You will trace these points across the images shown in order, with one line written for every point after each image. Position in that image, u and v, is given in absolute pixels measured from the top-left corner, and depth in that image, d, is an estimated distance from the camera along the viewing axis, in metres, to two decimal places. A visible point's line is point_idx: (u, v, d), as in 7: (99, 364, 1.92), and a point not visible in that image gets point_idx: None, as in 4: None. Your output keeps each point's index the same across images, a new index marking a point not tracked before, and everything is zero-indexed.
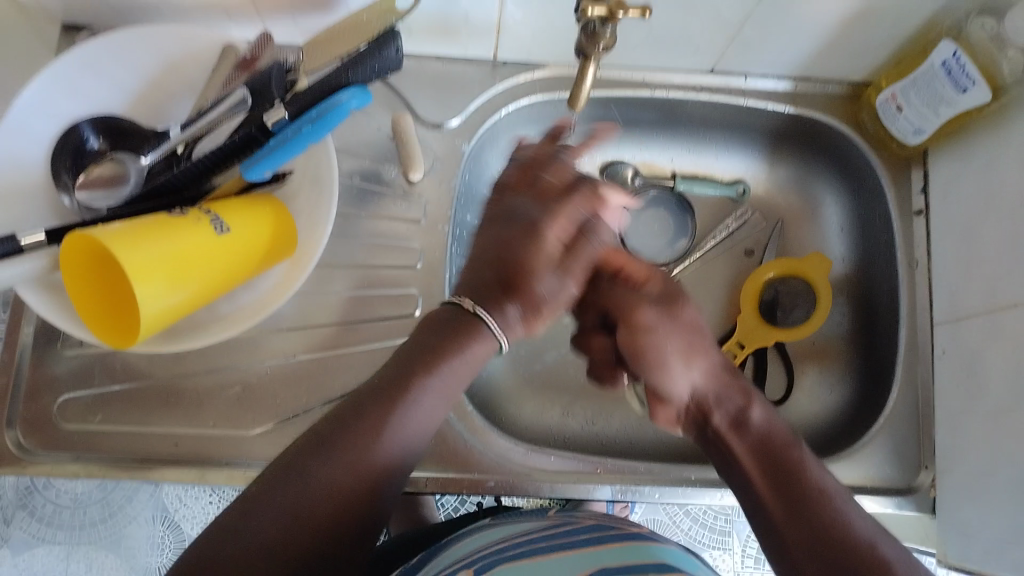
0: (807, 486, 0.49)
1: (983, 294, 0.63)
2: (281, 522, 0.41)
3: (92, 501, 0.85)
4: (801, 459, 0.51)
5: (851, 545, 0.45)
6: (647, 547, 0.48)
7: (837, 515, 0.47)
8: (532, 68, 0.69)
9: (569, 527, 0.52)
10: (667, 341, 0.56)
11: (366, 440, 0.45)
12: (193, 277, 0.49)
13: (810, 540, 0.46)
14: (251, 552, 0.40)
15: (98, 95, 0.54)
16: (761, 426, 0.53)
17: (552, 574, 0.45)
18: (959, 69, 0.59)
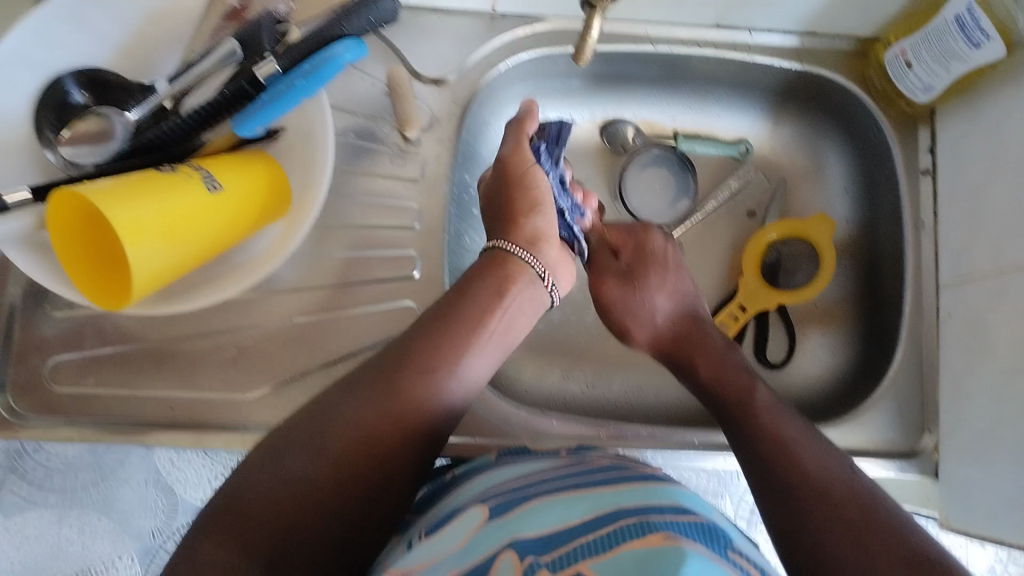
0: (761, 429, 0.53)
1: (990, 257, 0.62)
2: (320, 463, 0.45)
3: (85, 465, 0.66)
4: (757, 410, 0.55)
5: (795, 478, 0.49)
6: (666, 488, 0.46)
7: (788, 454, 0.51)
8: (531, 21, 0.67)
9: (580, 468, 0.51)
10: (630, 307, 0.65)
11: (413, 392, 0.49)
12: (186, 237, 0.48)
13: (756, 471, 0.51)
14: (284, 487, 0.43)
15: (82, 46, 0.52)
16: (724, 376, 0.59)
17: (555, 511, 0.43)
18: (973, 24, 0.58)
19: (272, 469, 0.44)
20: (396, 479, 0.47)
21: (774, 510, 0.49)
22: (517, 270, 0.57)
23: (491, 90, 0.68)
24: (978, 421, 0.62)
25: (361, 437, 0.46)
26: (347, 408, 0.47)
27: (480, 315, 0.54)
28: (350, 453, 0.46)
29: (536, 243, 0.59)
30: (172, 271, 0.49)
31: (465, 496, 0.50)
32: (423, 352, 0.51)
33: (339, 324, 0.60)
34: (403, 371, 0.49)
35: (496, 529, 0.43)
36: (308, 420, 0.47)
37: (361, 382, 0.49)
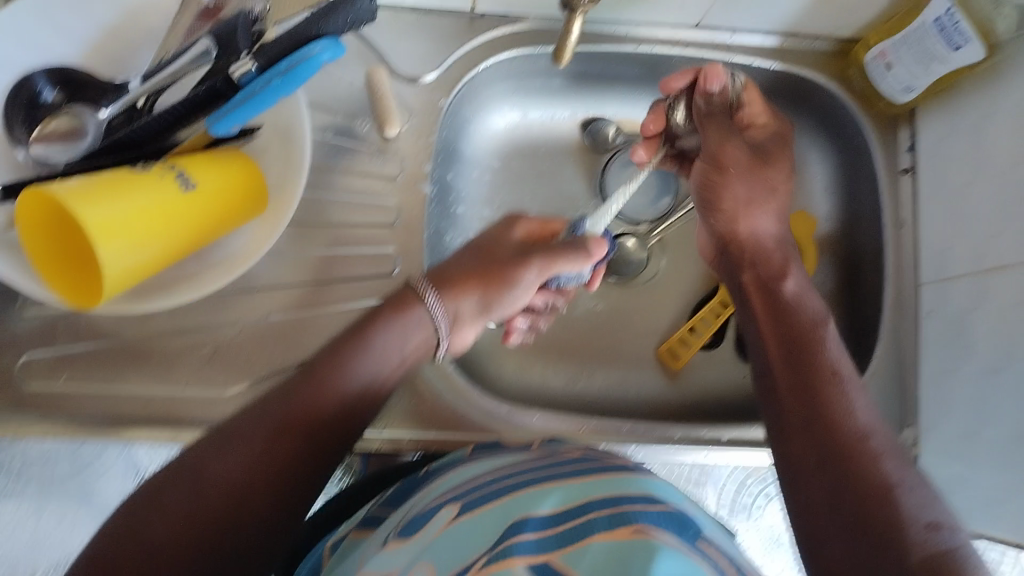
0: (818, 359, 0.53)
1: (971, 256, 0.62)
2: (175, 527, 0.41)
3: (63, 457, 0.65)
4: (824, 339, 0.54)
5: (840, 434, 0.48)
6: (633, 478, 0.46)
7: (838, 397, 0.51)
8: (510, 21, 0.67)
9: (550, 460, 0.51)
10: (734, 189, 0.62)
11: (285, 420, 0.46)
12: (160, 235, 0.48)
13: (790, 415, 0.51)
14: (135, 557, 0.40)
15: (51, 42, 0.51)
16: (789, 297, 0.57)
17: (536, 502, 0.44)
18: (952, 27, 0.58)
19: (141, 529, 0.41)
20: (265, 512, 0.44)
21: (802, 447, 0.50)
22: (422, 316, 0.54)
23: (470, 87, 0.68)
24: (956, 418, 0.62)
25: (221, 490, 0.43)
26: (221, 451, 0.44)
27: (382, 357, 0.52)
28: (202, 508, 0.42)
29: (455, 309, 0.56)
30: (149, 269, 0.48)
31: (433, 495, 0.50)
32: (317, 380, 0.48)
33: (318, 321, 0.60)
34: (288, 404, 0.47)
35: (478, 524, 0.43)
36: (177, 471, 0.44)
37: (233, 431, 0.45)
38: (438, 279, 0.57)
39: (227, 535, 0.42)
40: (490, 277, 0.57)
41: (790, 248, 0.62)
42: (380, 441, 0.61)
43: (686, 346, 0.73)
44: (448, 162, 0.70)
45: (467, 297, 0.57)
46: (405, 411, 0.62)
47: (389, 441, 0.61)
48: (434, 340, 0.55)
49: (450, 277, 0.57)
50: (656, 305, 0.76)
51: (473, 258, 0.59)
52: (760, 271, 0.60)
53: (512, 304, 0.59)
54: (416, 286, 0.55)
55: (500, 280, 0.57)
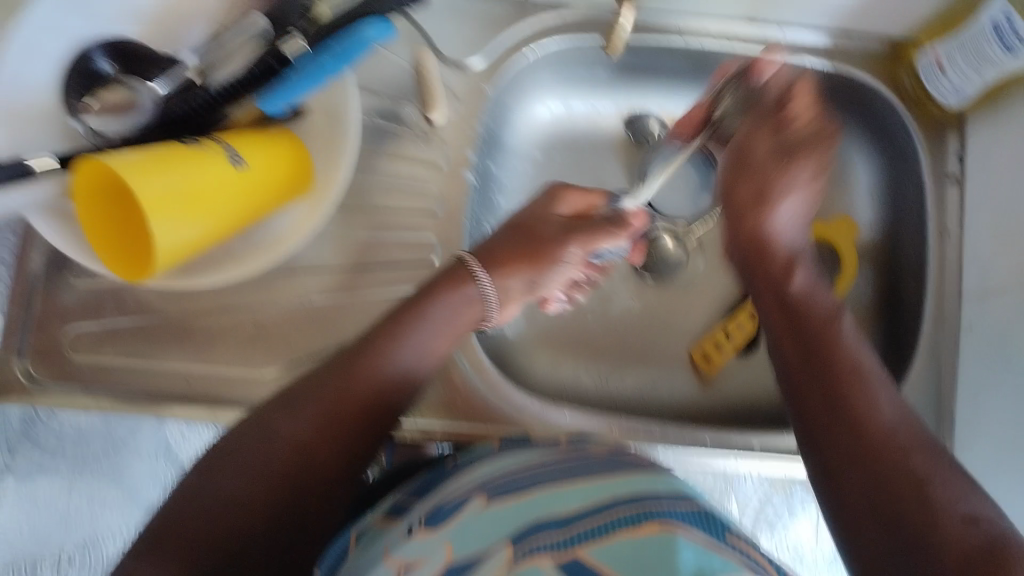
0: (836, 359, 0.49)
1: (1018, 266, 0.61)
2: (245, 481, 0.44)
3: (97, 434, 0.59)
4: (839, 335, 0.51)
5: (864, 430, 0.46)
6: (665, 477, 0.46)
7: (858, 391, 0.47)
8: (560, 8, 0.67)
9: (580, 454, 0.51)
10: (761, 179, 0.58)
11: (335, 386, 0.48)
12: (209, 212, 0.48)
13: (806, 401, 0.49)
14: (213, 510, 0.43)
15: (109, 15, 0.52)
16: (801, 291, 0.54)
17: (559, 498, 0.44)
18: (1009, 29, 0.57)
19: (207, 493, 0.43)
20: (330, 465, 0.47)
21: (813, 444, 0.47)
22: (471, 295, 0.55)
23: (517, 77, 0.68)
24: (996, 430, 0.61)
25: (290, 448, 0.46)
26: (278, 427, 0.46)
27: (433, 332, 0.53)
28: (273, 464, 0.45)
29: (503, 279, 0.57)
30: (196, 245, 0.49)
31: (468, 482, 0.50)
32: (370, 358, 0.50)
33: (359, 304, 0.60)
34: (344, 379, 0.48)
35: (501, 516, 0.44)
36: (248, 427, 0.46)
37: (295, 395, 0.48)
38: (486, 257, 0.57)
39: (297, 488, 0.46)
40: (536, 254, 0.59)
41: (804, 247, 0.58)
42: (413, 431, 0.62)
43: (720, 350, 0.73)
44: (492, 152, 0.70)
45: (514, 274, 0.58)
46: (439, 400, 0.63)
47: (422, 431, 0.62)
48: (483, 300, 0.56)
49: (503, 251, 0.58)
50: (693, 305, 0.76)
51: (516, 234, 0.60)
52: (771, 272, 0.56)
53: (559, 275, 0.61)
54: (465, 264, 0.56)
55: (544, 257, 0.59)
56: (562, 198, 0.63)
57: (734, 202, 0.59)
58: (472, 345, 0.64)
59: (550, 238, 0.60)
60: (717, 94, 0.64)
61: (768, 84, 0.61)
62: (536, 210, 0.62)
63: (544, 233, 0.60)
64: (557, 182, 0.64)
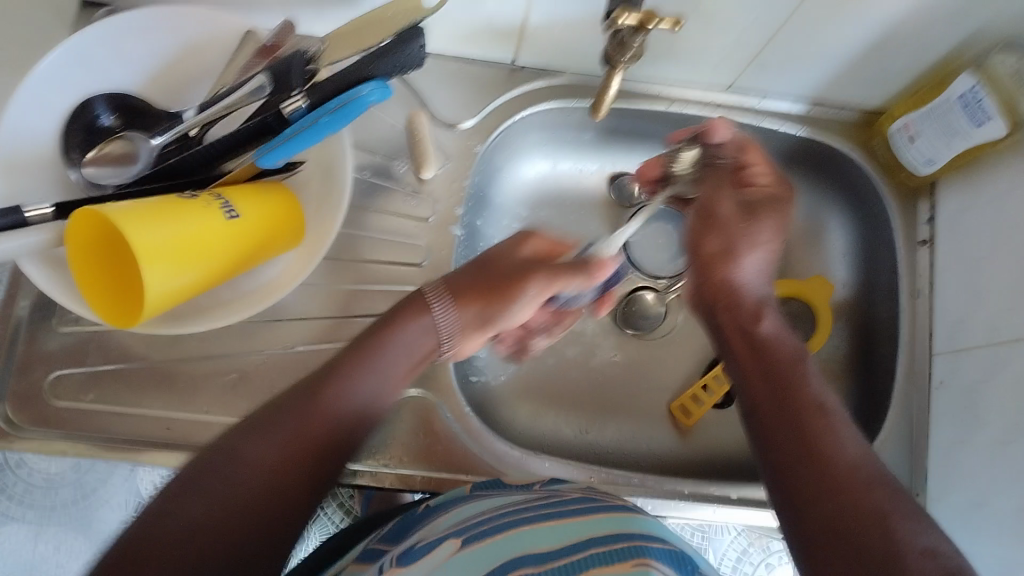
0: (801, 397, 0.49)
1: (986, 328, 0.63)
2: (209, 508, 0.42)
3: (67, 482, 0.71)
4: (805, 375, 0.51)
5: (826, 461, 0.45)
6: (640, 518, 0.48)
7: (823, 429, 0.47)
8: (549, 75, 0.69)
9: (557, 497, 0.52)
10: (718, 237, 0.59)
11: (293, 412, 0.48)
12: (200, 261, 0.49)
13: (776, 439, 0.48)
14: (176, 534, 0.41)
15: (113, 70, 0.54)
16: (767, 335, 0.54)
17: (534, 539, 0.44)
18: (976, 103, 0.60)
19: (173, 521, 0.41)
20: (286, 497, 0.46)
21: (784, 483, 0.46)
22: (431, 325, 0.56)
23: (505, 136, 0.70)
24: (967, 488, 0.62)
25: (252, 475, 0.45)
26: (242, 455, 0.45)
27: (394, 368, 0.53)
28: (236, 486, 0.44)
29: (459, 321, 0.57)
30: (185, 293, 0.50)
31: (444, 526, 0.50)
32: (321, 396, 0.49)
33: None
34: (304, 415, 0.48)
35: (478, 553, 0.44)
36: (208, 456, 0.45)
37: (258, 423, 0.47)
38: (448, 287, 0.57)
39: (258, 519, 0.44)
40: (491, 294, 0.58)
41: (771, 297, 0.58)
42: (393, 478, 0.61)
43: (699, 403, 0.74)
44: (478, 208, 0.71)
45: (472, 310, 0.57)
46: (419, 449, 0.63)
47: (400, 477, 0.62)
48: (441, 335, 0.56)
49: (460, 287, 0.57)
50: (671, 361, 0.77)
51: (473, 274, 0.58)
52: (734, 314, 0.56)
53: (515, 317, 0.60)
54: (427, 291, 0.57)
55: (502, 293, 0.58)
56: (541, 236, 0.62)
57: (698, 257, 0.59)
58: (452, 395, 0.65)
59: (505, 278, 0.58)
60: (671, 154, 0.64)
61: (725, 146, 0.62)
62: (498, 253, 0.60)
63: (500, 274, 0.59)
64: (522, 229, 0.62)
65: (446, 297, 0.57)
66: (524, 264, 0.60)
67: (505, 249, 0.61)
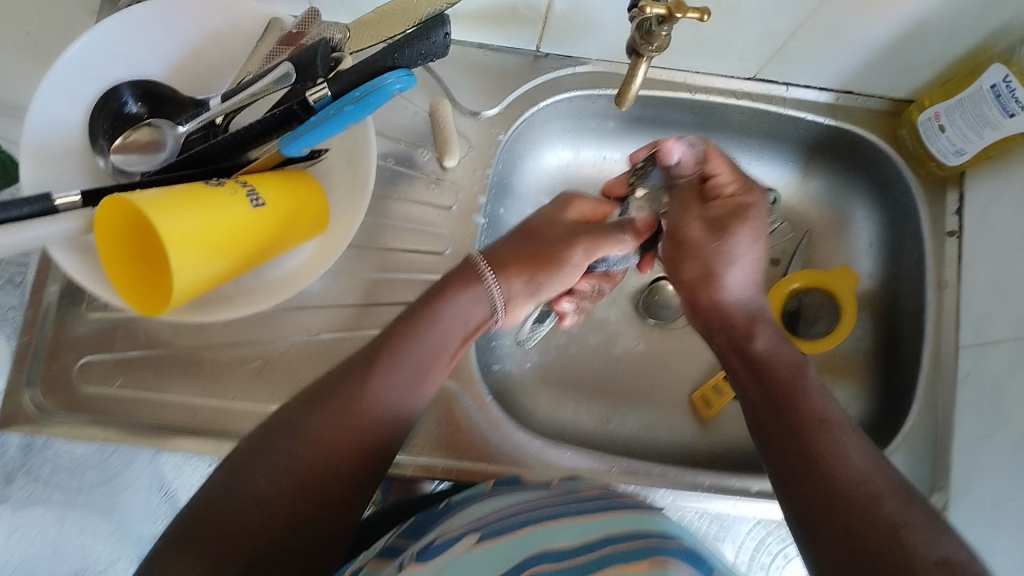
0: (802, 412, 0.48)
1: (1014, 322, 0.62)
2: (273, 481, 0.44)
3: (92, 465, 0.66)
4: (806, 390, 0.50)
5: (831, 478, 0.44)
6: (654, 518, 0.48)
7: (829, 445, 0.46)
8: (573, 63, 0.69)
9: (573, 496, 0.52)
10: (698, 258, 0.56)
11: (348, 392, 0.48)
12: (227, 249, 0.49)
13: (783, 460, 0.47)
14: (241, 506, 0.43)
15: (139, 59, 0.54)
16: (762, 354, 0.53)
17: (554, 535, 0.45)
18: (1009, 94, 0.59)
19: (220, 510, 0.42)
20: (341, 476, 0.46)
21: (793, 504, 0.46)
22: (478, 296, 0.55)
23: (528, 124, 0.70)
24: (990, 485, 0.61)
25: (313, 453, 0.45)
26: (292, 440, 0.45)
27: (424, 363, 0.51)
28: (297, 461, 0.45)
29: (511, 292, 0.57)
30: (211, 281, 0.50)
31: (465, 521, 0.51)
32: (363, 387, 0.48)
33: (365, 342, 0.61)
34: (359, 389, 0.48)
35: (499, 548, 0.44)
36: (269, 429, 0.46)
37: (312, 400, 0.47)
38: (496, 257, 0.57)
39: (317, 493, 0.45)
40: (542, 259, 0.58)
41: (763, 307, 0.56)
42: (414, 466, 0.62)
43: (720, 394, 0.73)
44: (501, 196, 0.71)
45: (525, 276, 0.58)
46: (441, 437, 0.63)
47: (420, 466, 0.62)
48: (489, 304, 0.56)
49: (509, 255, 0.57)
50: (694, 351, 0.77)
51: (521, 243, 0.58)
52: (730, 333, 0.55)
53: (564, 278, 0.60)
54: (471, 263, 0.57)
55: (553, 259, 0.58)
56: (579, 202, 0.62)
57: (684, 278, 0.58)
58: (474, 384, 0.65)
59: (554, 241, 0.59)
60: (636, 177, 0.63)
61: (681, 163, 0.59)
62: (542, 220, 0.61)
63: (549, 237, 0.59)
64: (562, 194, 0.62)
65: (488, 268, 0.56)
66: (569, 229, 0.60)
67: (554, 211, 0.61)
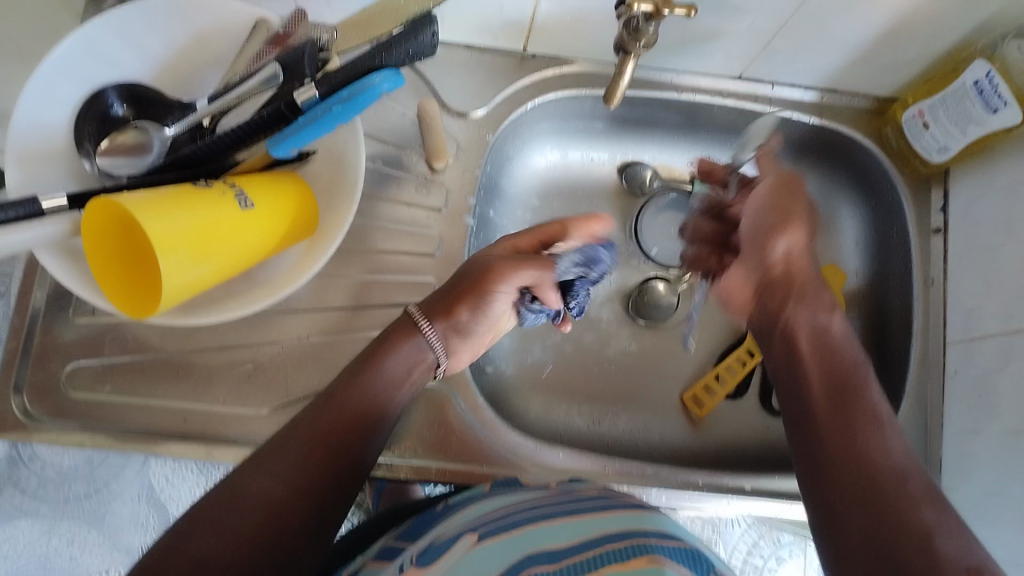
0: (856, 404, 0.51)
1: (1001, 317, 0.63)
2: (224, 539, 0.42)
3: (80, 476, 0.67)
4: (864, 380, 0.53)
5: (878, 468, 0.47)
6: (650, 516, 0.48)
7: (873, 440, 0.49)
8: (560, 63, 0.69)
9: (571, 496, 0.52)
10: (766, 217, 0.59)
11: (299, 438, 0.48)
12: (215, 253, 0.49)
13: (835, 452, 0.49)
14: (189, 562, 0.41)
15: (124, 60, 0.54)
16: (834, 336, 0.56)
17: (548, 539, 0.45)
18: (992, 89, 0.59)
19: (185, 549, 0.41)
20: (293, 524, 0.46)
21: (842, 495, 0.47)
22: (421, 343, 0.56)
23: (515, 126, 0.70)
24: (984, 476, 0.62)
25: (258, 505, 0.45)
26: (252, 483, 0.45)
27: (390, 386, 0.53)
28: (246, 515, 0.44)
29: (450, 333, 0.57)
30: (200, 285, 0.50)
31: (460, 523, 0.51)
32: (315, 430, 0.49)
33: (355, 345, 0.61)
34: (311, 433, 0.49)
35: (499, 546, 0.44)
36: (221, 489, 0.45)
37: (267, 453, 0.47)
38: (430, 308, 0.57)
39: (267, 546, 0.44)
40: (468, 297, 0.57)
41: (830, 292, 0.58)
42: (406, 469, 0.61)
43: (712, 394, 0.74)
44: (491, 198, 0.72)
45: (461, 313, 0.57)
46: (433, 441, 0.63)
47: (415, 469, 0.61)
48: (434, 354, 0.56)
49: (438, 298, 0.58)
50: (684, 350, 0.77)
51: (451, 289, 0.58)
52: (802, 305, 0.57)
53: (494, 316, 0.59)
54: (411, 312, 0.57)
55: (473, 292, 0.57)
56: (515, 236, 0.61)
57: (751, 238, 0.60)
58: (466, 386, 0.65)
59: (479, 272, 0.58)
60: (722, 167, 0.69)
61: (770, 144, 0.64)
62: (479, 257, 0.59)
63: (475, 271, 0.58)
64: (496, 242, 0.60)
65: (424, 316, 0.56)
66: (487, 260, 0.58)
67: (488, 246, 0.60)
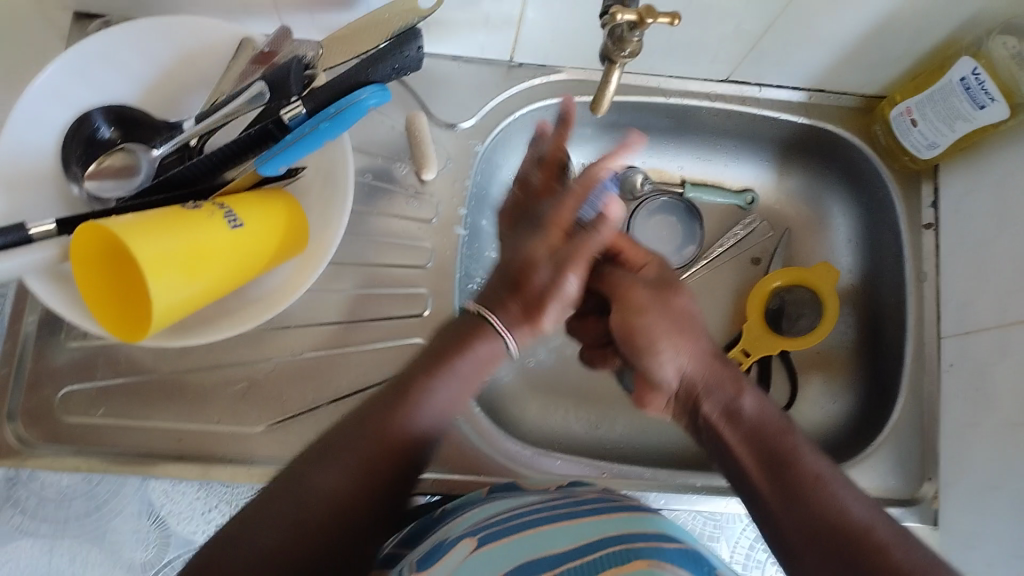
0: (801, 475, 0.47)
1: (994, 312, 0.63)
2: (280, 534, 0.41)
3: (79, 494, 0.63)
4: (799, 449, 0.48)
5: (841, 530, 0.44)
6: (653, 517, 0.48)
7: (828, 503, 0.45)
8: (548, 71, 0.69)
9: (572, 500, 0.52)
10: (657, 323, 0.54)
11: (367, 434, 0.45)
12: (204, 272, 0.49)
13: (791, 526, 0.46)
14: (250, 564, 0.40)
15: (109, 84, 0.54)
16: (755, 414, 0.50)
17: (547, 542, 0.44)
18: (978, 86, 0.60)
19: (244, 542, 0.41)
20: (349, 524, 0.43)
21: (809, 566, 0.44)
22: (490, 349, 0.50)
23: (505, 135, 0.70)
24: (980, 472, 0.62)
25: (325, 503, 0.43)
26: (314, 475, 0.43)
27: (461, 388, 0.49)
28: (305, 513, 0.42)
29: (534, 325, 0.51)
30: (191, 304, 0.49)
31: (463, 527, 0.50)
32: (381, 427, 0.45)
33: (351, 360, 0.61)
34: (374, 436, 0.45)
35: (497, 552, 0.44)
36: (281, 481, 0.43)
37: (325, 447, 0.45)
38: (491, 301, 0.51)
39: (321, 550, 0.42)
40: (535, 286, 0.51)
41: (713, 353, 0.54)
42: None
43: None
44: (482, 207, 0.71)
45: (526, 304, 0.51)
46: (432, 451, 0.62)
47: None
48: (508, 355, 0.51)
49: (499, 290, 0.52)
50: None
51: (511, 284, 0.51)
52: (717, 393, 0.52)
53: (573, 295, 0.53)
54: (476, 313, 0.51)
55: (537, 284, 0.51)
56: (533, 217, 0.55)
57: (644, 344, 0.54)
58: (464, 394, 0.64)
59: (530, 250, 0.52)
60: None
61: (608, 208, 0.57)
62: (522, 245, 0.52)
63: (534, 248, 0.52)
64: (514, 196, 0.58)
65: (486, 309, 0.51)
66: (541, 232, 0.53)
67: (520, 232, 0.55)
